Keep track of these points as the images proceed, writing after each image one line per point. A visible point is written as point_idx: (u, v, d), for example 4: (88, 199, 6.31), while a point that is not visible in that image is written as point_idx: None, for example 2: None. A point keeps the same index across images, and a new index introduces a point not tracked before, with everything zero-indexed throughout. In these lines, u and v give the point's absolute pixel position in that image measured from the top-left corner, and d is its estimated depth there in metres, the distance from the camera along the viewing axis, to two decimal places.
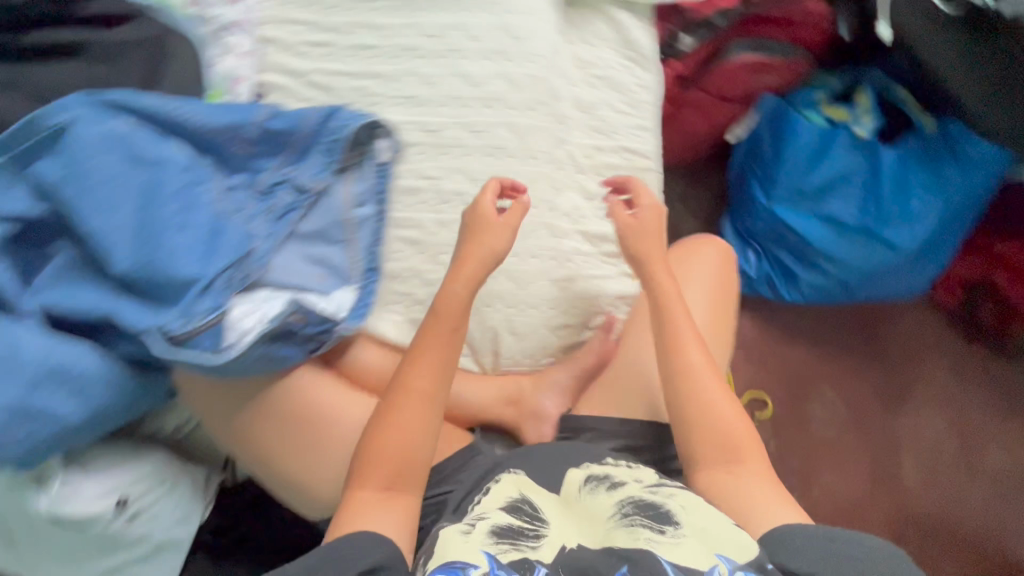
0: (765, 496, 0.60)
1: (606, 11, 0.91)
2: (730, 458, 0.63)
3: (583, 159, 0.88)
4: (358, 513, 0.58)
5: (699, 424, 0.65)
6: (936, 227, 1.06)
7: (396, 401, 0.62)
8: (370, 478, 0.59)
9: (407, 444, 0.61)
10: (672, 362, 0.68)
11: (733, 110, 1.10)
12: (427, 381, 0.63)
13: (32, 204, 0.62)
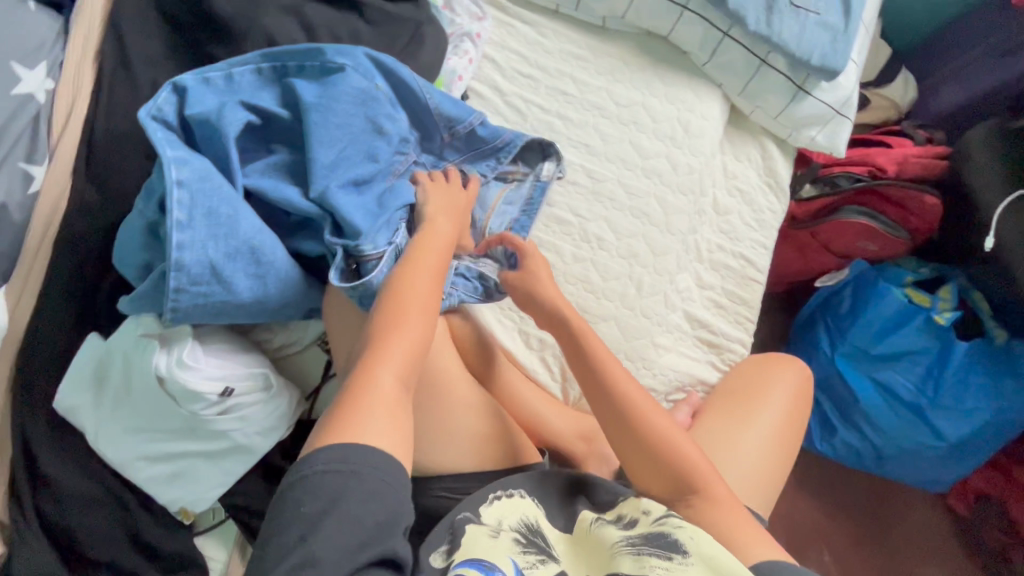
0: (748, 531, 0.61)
1: (761, 140, 1.04)
2: (690, 491, 0.64)
3: (706, 251, 0.97)
4: (368, 403, 0.53)
5: (658, 465, 0.65)
6: (980, 430, 1.13)
7: (403, 305, 0.59)
8: (385, 364, 0.56)
9: (422, 332, 0.59)
10: (641, 422, 0.67)
11: (826, 261, 1.21)
12: (432, 289, 0.62)
13: (277, 105, 0.68)
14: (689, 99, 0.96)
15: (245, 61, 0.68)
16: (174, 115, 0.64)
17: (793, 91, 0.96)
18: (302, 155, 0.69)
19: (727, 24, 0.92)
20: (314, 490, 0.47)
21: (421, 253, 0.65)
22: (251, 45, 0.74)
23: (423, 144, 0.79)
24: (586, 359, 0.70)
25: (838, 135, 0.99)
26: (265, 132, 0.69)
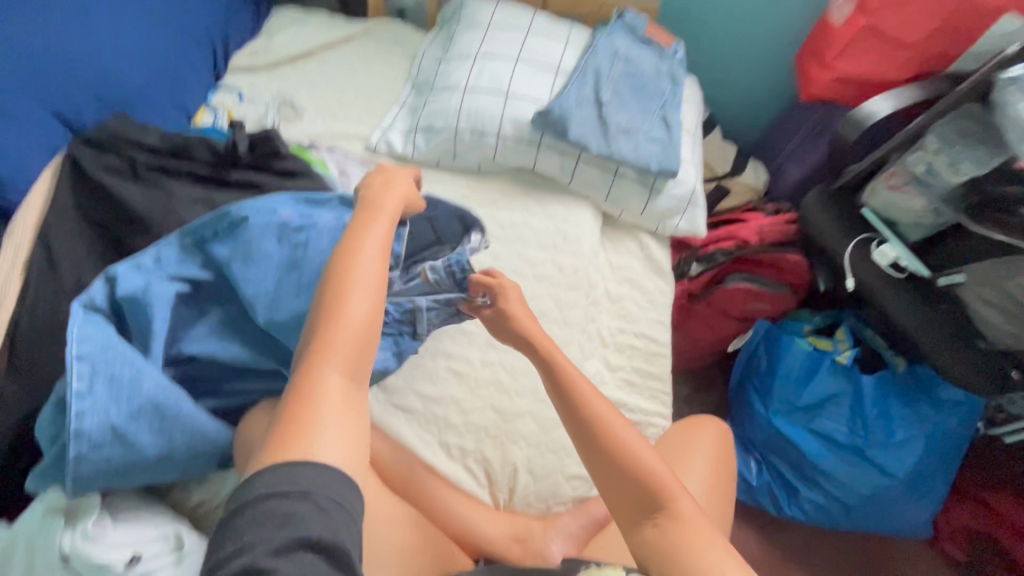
0: (715, 556, 0.54)
1: (636, 235, 1.19)
2: (654, 508, 0.58)
3: (608, 336, 1.06)
4: (319, 404, 0.48)
5: (621, 477, 0.61)
6: (921, 459, 1.16)
7: (344, 286, 0.54)
8: (331, 359, 0.51)
9: (370, 312, 0.54)
10: (612, 435, 0.63)
11: (732, 326, 1.31)
12: (372, 264, 0.57)
13: (201, 269, 0.77)
14: (563, 213, 1.12)
15: (168, 241, 0.78)
16: (103, 298, 0.71)
17: (647, 192, 1.14)
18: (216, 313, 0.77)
19: (577, 151, 1.11)
20: (268, 513, 0.41)
21: (361, 235, 0.59)
22: (164, 234, 0.86)
23: None
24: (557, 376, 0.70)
25: (696, 220, 1.17)
26: (194, 298, 0.78)
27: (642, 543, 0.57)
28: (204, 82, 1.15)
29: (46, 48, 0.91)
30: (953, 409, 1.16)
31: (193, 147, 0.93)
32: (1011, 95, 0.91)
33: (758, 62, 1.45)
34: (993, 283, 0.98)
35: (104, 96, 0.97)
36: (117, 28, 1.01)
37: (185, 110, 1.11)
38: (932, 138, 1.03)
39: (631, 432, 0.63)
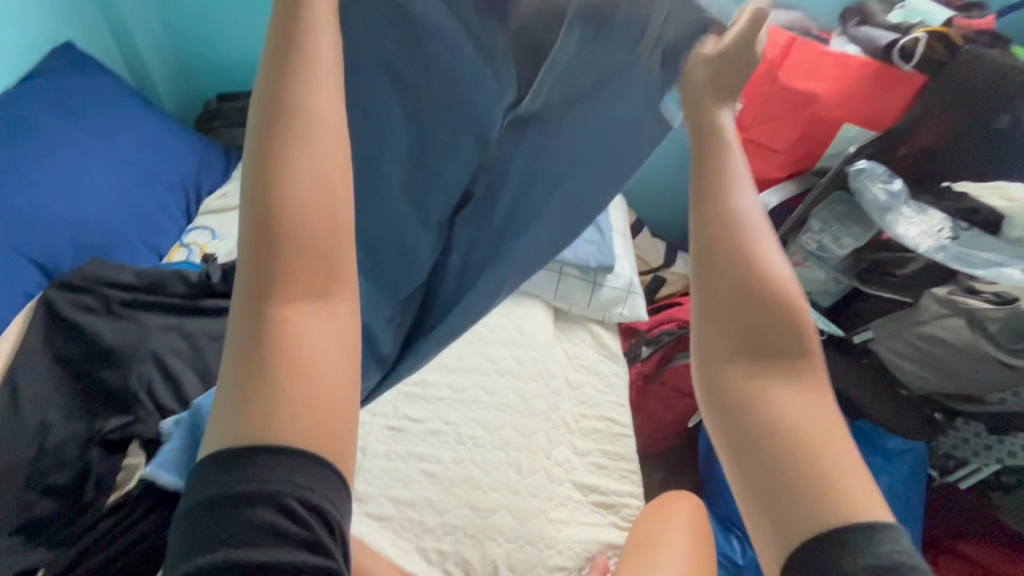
0: (830, 433, 0.40)
1: (587, 326, 1.30)
2: (763, 359, 0.42)
3: (573, 422, 1.11)
4: (285, 345, 0.36)
5: (752, 311, 0.42)
6: None
7: (285, 154, 0.37)
8: (274, 288, 0.36)
9: (316, 197, 0.37)
10: (759, 254, 0.43)
11: (688, 403, 1.39)
12: (318, 109, 0.39)
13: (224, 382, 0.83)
14: (517, 310, 1.22)
15: None
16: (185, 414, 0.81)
17: (589, 286, 1.26)
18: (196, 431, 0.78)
19: None
20: (243, 487, 0.33)
21: (314, 53, 0.40)
22: (137, 363, 0.89)
23: None
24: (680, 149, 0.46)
25: (637, 307, 1.29)
26: None
27: (730, 391, 0.42)
28: (177, 223, 1.26)
29: (29, 205, 1.01)
30: (901, 458, 1.24)
31: (168, 281, 0.99)
32: (864, 182, 1.13)
33: (671, 171, 1.70)
34: (895, 336, 1.10)
35: (83, 243, 1.06)
36: (99, 183, 1.12)
37: (158, 250, 1.20)
38: (815, 221, 1.21)
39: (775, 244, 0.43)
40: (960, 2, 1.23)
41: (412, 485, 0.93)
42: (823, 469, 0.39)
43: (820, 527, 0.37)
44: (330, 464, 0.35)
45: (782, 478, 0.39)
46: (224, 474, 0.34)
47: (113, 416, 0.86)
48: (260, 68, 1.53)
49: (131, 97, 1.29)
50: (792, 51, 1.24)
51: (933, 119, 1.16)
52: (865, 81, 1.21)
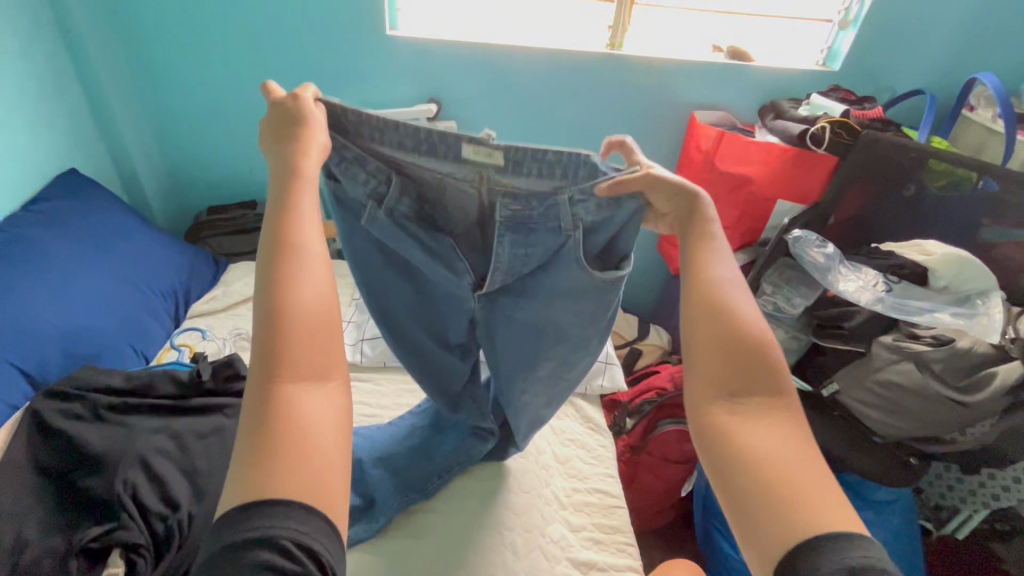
0: (795, 457, 0.45)
1: (570, 400, 1.33)
2: (740, 395, 0.48)
3: (564, 497, 1.11)
4: (285, 413, 0.42)
5: (729, 359, 0.49)
6: None
7: (282, 272, 0.47)
8: (276, 370, 0.44)
9: (309, 303, 0.47)
10: (735, 315, 0.50)
11: (676, 472, 1.41)
12: (305, 239, 0.50)
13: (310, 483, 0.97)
14: None
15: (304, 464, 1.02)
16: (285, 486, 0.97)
17: None
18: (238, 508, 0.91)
19: None
20: (241, 534, 0.37)
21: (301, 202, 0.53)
22: (123, 468, 0.88)
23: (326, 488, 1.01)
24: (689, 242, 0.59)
25: (616, 377, 1.35)
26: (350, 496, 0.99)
27: (708, 422, 0.48)
28: (165, 328, 1.30)
29: (24, 318, 1.04)
30: (891, 509, 1.26)
31: (157, 382, 1.01)
32: (801, 249, 1.27)
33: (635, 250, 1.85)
34: (858, 386, 1.18)
35: (71, 352, 1.08)
36: (93, 294, 1.17)
37: (145, 354, 1.22)
38: (767, 285, 1.34)
39: (750, 306, 0.52)
40: (855, 96, 1.44)
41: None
42: (791, 487, 0.43)
43: (795, 541, 0.41)
44: (307, 505, 0.39)
45: (753, 494, 0.44)
46: (229, 525, 0.38)
47: (92, 526, 0.83)
48: (249, 181, 1.66)
49: (127, 214, 1.38)
50: (722, 142, 1.41)
51: (852, 192, 1.33)
52: (788, 163, 1.39)
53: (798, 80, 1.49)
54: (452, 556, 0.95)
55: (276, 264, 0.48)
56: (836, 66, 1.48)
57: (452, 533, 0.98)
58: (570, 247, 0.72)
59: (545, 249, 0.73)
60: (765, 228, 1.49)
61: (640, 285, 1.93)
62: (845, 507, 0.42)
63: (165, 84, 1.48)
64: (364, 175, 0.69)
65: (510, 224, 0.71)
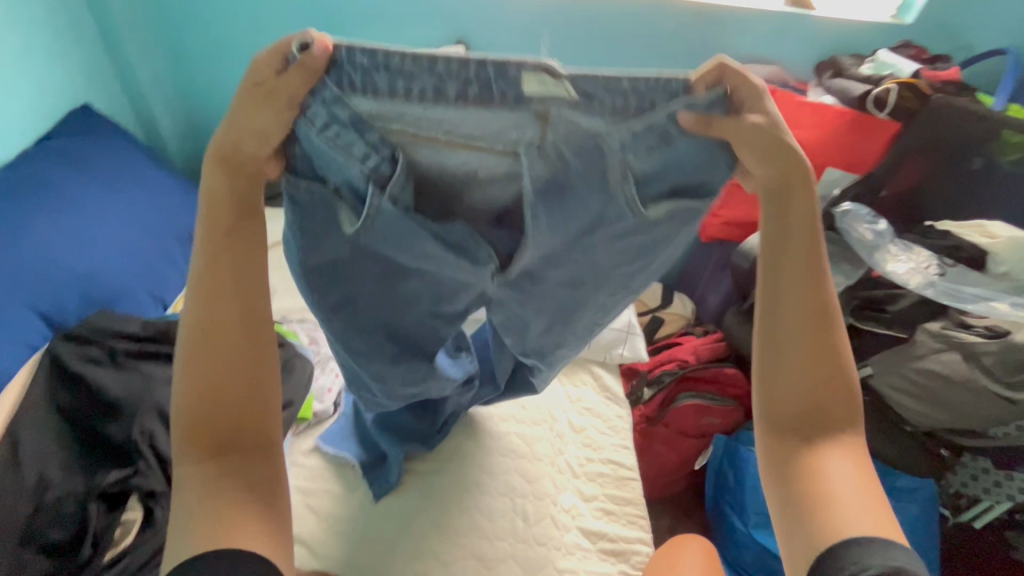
0: (859, 504, 0.53)
1: (587, 367, 1.30)
2: (815, 437, 0.57)
3: (577, 467, 1.09)
4: (184, 483, 0.53)
5: (809, 402, 0.57)
6: None
7: (191, 361, 0.54)
8: (189, 446, 0.54)
9: (213, 391, 0.54)
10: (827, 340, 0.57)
11: (692, 444, 1.39)
12: (221, 321, 0.55)
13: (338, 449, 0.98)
14: None
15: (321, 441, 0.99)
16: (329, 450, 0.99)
17: None
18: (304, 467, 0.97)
19: None
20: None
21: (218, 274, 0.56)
22: (139, 415, 0.88)
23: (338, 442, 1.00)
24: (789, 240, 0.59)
25: (637, 347, 1.31)
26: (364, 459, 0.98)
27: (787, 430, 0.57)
28: (183, 273, 1.28)
29: (38, 260, 1.03)
30: (912, 497, 1.20)
31: (173, 331, 1.00)
32: (848, 224, 1.17)
33: None
34: (895, 373, 1.11)
35: (89, 296, 1.08)
36: (109, 238, 1.15)
37: (163, 300, 1.21)
38: None
39: (845, 346, 0.57)
40: (926, 54, 1.30)
41: (420, 537, 0.92)
42: (840, 497, 0.54)
43: (831, 539, 0.52)
44: (244, 550, 0.50)
45: (800, 520, 0.55)
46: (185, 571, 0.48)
47: (112, 470, 0.84)
48: None
49: (143, 156, 1.34)
50: (772, 101, 1.30)
51: (911, 162, 1.22)
52: (842, 129, 1.27)
53: (865, 33, 1.34)
54: (463, 517, 0.95)
55: (199, 344, 0.55)
56: (908, 20, 1.33)
57: (465, 495, 0.98)
58: (612, 144, 0.52)
59: (591, 214, 0.58)
60: None
61: None
62: (885, 516, 0.53)
63: (178, 16, 1.40)
64: (360, 142, 0.52)
65: (545, 190, 0.56)
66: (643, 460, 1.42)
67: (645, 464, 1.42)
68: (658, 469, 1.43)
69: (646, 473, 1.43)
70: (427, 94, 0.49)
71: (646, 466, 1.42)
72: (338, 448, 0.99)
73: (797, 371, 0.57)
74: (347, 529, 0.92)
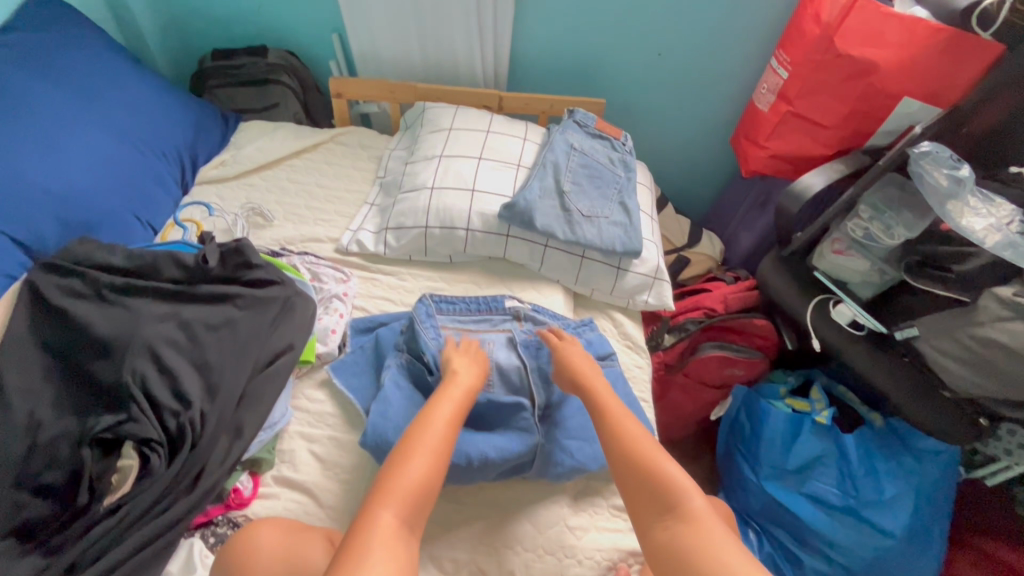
0: (723, 543, 0.62)
1: (609, 312, 1.23)
2: (668, 513, 0.67)
3: None
4: (371, 529, 0.60)
5: (647, 485, 0.70)
6: (915, 515, 1.15)
7: (416, 451, 0.69)
8: (390, 504, 0.63)
9: (425, 476, 0.67)
10: (641, 446, 0.74)
11: (710, 394, 1.35)
12: (442, 439, 0.72)
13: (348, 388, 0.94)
14: (535, 298, 1.16)
15: (338, 377, 0.95)
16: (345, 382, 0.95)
17: (614, 272, 1.18)
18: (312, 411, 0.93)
19: (545, 238, 1.16)
20: None
21: (438, 402, 0.78)
22: (129, 359, 0.81)
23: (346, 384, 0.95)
24: (596, 404, 0.83)
25: (664, 294, 1.21)
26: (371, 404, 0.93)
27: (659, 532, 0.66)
28: (173, 196, 1.17)
29: (8, 179, 0.92)
30: (934, 460, 1.16)
31: (161, 264, 0.91)
32: (925, 167, 1.01)
33: (701, 143, 1.59)
34: (944, 337, 1.02)
35: (68, 220, 0.97)
36: (85, 154, 1.02)
37: (152, 225, 1.11)
38: (865, 206, 1.13)
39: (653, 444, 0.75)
40: None
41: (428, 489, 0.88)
42: (713, 556, 0.61)
43: None
44: None
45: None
46: None
47: (105, 414, 0.79)
48: (260, 23, 1.41)
49: (118, 57, 1.18)
50: (852, 12, 1.10)
51: (1007, 93, 1.01)
52: (933, 49, 1.07)
53: None
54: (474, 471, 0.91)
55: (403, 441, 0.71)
56: None
57: None
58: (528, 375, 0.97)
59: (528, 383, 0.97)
60: (876, 132, 1.22)
61: (699, 185, 1.70)
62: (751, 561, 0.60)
63: None
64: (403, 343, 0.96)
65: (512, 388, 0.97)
66: (657, 406, 1.38)
67: (660, 411, 1.39)
68: (673, 417, 1.39)
69: (660, 420, 1.41)
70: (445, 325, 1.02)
71: (661, 413, 1.39)
72: (347, 383, 0.95)
73: (632, 472, 0.72)
74: (346, 478, 0.86)
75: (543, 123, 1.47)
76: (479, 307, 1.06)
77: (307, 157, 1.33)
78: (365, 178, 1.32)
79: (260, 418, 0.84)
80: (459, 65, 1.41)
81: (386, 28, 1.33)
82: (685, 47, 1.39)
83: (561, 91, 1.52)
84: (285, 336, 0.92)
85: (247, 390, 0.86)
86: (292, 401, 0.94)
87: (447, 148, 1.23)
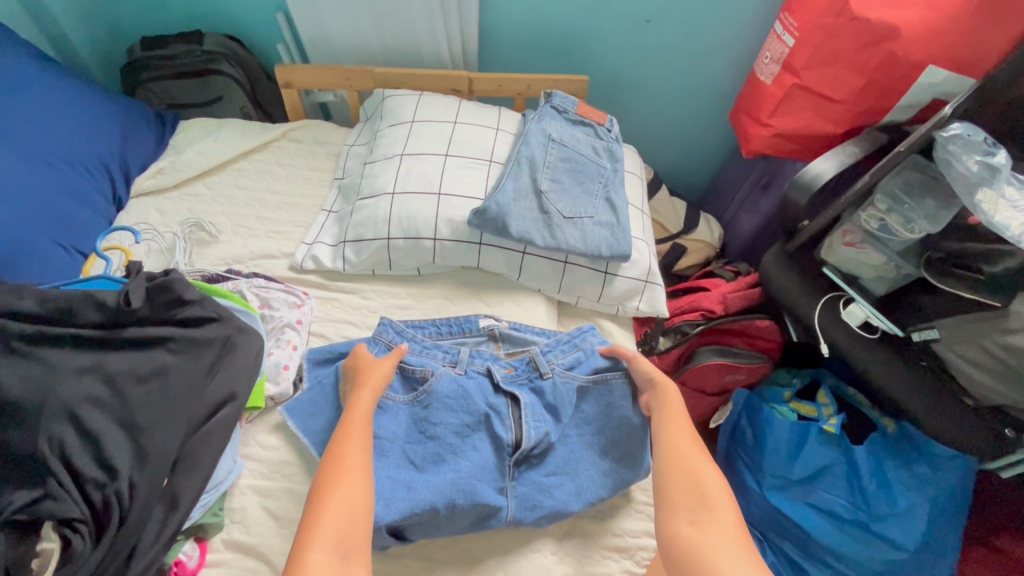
0: (741, 559, 0.59)
1: (596, 320, 1.12)
2: (698, 511, 0.66)
3: None
4: (304, 571, 0.55)
5: (688, 482, 0.69)
6: (929, 526, 1.07)
7: (341, 474, 0.65)
8: (318, 539, 0.58)
9: (349, 503, 0.63)
10: (692, 448, 0.74)
11: (708, 401, 1.26)
12: (363, 456, 0.69)
13: (302, 431, 0.84)
14: (513, 311, 1.05)
15: (291, 417, 0.85)
16: (297, 425, 0.84)
17: (601, 278, 1.06)
18: (267, 462, 0.84)
19: (522, 245, 1.03)
20: None
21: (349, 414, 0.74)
22: (41, 426, 0.70)
23: (301, 425, 0.85)
24: (659, 398, 0.83)
25: (656, 300, 1.09)
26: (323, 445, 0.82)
27: (675, 531, 0.65)
28: (103, 215, 1.05)
29: None
30: (950, 467, 1.08)
31: (77, 308, 0.79)
32: (954, 153, 0.88)
33: (696, 119, 1.44)
34: (970, 345, 0.92)
35: None
36: None
37: (81, 250, 0.98)
38: (882, 196, 1.01)
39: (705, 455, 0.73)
40: None
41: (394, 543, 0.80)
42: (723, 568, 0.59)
43: None
44: None
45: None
46: None
47: (20, 488, 0.69)
48: (193, 6, 1.24)
49: (21, 58, 1.04)
50: None
51: None
52: (963, 12, 0.93)
53: None
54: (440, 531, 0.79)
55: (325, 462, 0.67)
56: None
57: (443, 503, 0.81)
58: (504, 408, 0.86)
59: (511, 415, 0.85)
60: (895, 107, 1.07)
61: (696, 164, 1.56)
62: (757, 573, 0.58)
63: None
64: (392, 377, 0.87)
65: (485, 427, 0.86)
66: None
67: None
68: None
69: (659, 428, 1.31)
70: (428, 340, 0.92)
71: None
72: (301, 426, 0.84)
73: (680, 461, 0.72)
74: None
75: (520, 106, 1.32)
76: (449, 329, 0.95)
77: (257, 158, 1.19)
78: (320, 180, 1.18)
79: (198, 485, 0.75)
80: (422, 45, 1.25)
81: (335, 8, 1.17)
82: (675, 12, 1.22)
83: (539, 67, 1.36)
84: (224, 385, 0.81)
85: (184, 452, 0.76)
86: (243, 450, 0.85)
87: (409, 145, 1.09)
